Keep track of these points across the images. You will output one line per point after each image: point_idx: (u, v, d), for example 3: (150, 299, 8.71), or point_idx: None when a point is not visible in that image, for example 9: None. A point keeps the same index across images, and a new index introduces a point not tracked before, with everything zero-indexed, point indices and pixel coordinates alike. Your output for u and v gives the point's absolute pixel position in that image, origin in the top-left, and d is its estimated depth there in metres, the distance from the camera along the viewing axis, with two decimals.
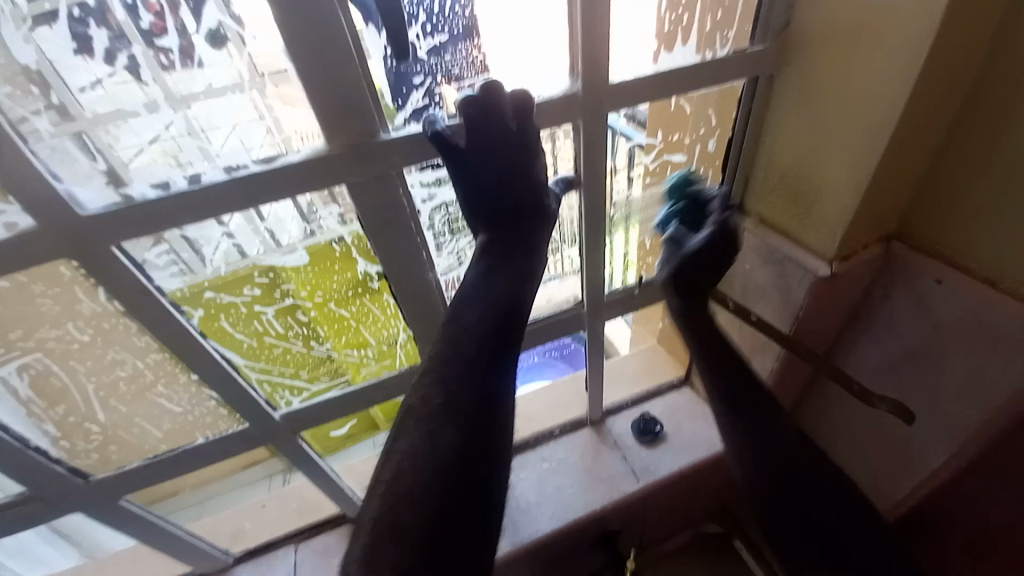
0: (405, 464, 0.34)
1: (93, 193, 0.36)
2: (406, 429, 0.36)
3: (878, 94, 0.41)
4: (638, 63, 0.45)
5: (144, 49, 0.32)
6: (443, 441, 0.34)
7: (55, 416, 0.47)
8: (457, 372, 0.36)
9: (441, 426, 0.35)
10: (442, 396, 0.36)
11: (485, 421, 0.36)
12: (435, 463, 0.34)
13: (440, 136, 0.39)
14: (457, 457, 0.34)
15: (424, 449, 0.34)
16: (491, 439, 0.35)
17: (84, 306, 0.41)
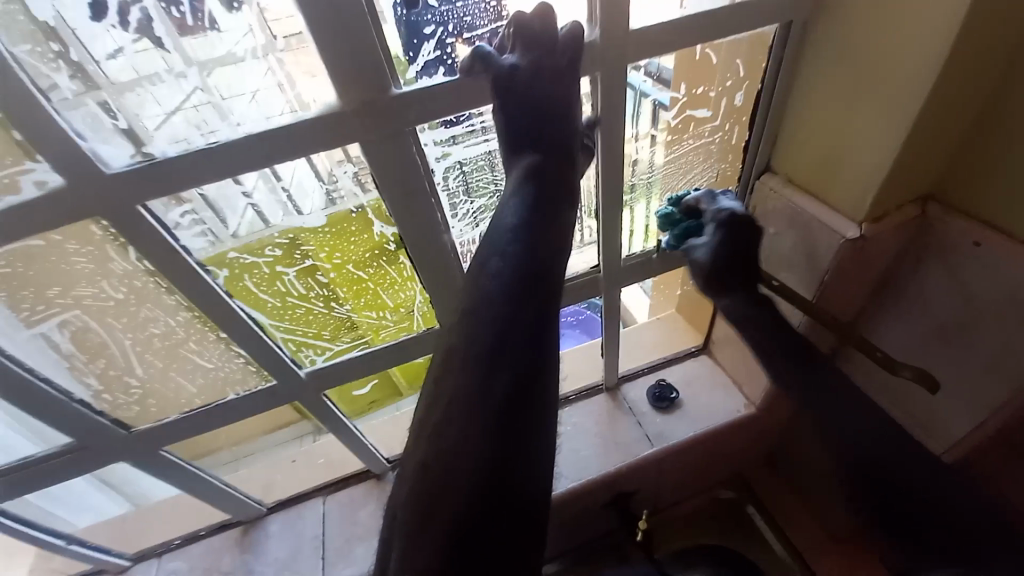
0: (450, 410, 0.32)
1: (116, 151, 0.36)
2: (449, 371, 0.33)
3: (923, 37, 0.38)
4: (663, 8, 0.42)
5: (159, 8, 0.33)
6: (495, 385, 0.32)
7: (96, 370, 0.50)
8: (491, 314, 0.33)
9: (489, 371, 0.32)
10: (485, 340, 0.33)
11: (535, 365, 0.33)
12: (487, 408, 0.31)
13: (484, 52, 0.38)
14: (508, 402, 0.31)
15: (473, 393, 0.32)
16: (542, 381, 0.33)
17: (116, 265, 0.43)
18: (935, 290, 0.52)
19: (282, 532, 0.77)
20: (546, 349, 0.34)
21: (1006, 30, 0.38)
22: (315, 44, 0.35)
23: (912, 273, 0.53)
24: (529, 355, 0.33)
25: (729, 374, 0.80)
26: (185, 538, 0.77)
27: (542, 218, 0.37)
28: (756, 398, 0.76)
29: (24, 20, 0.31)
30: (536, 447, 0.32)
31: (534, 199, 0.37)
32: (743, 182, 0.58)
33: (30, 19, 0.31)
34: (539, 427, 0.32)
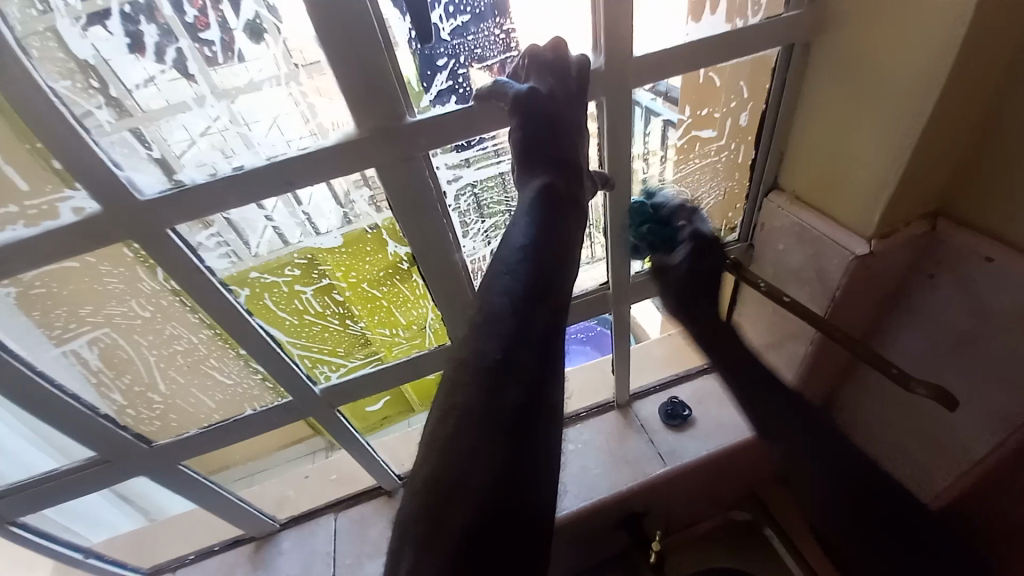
0: (462, 423, 0.32)
1: (147, 177, 0.38)
2: (460, 388, 0.33)
3: (926, 59, 0.38)
4: (666, 35, 0.44)
5: (187, 42, 0.35)
6: (504, 397, 0.32)
7: (122, 385, 0.52)
8: (500, 331, 0.34)
9: (498, 384, 0.32)
10: (498, 352, 0.33)
11: (541, 379, 0.34)
12: (495, 419, 0.32)
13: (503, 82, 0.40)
14: (516, 413, 0.32)
15: (481, 403, 0.32)
16: (547, 394, 0.34)
17: (145, 284, 0.45)
18: (948, 306, 0.51)
19: (294, 548, 0.78)
20: (551, 364, 0.35)
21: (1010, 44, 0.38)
22: (330, 68, 0.37)
23: (924, 289, 0.53)
24: (537, 368, 0.34)
25: None
26: (199, 553, 0.78)
27: (550, 234, 0.37)
28: None
29: (62, 56, 0.33)
30: (542, 456, 0.32)
31: (541, 215, 0.37)
32: (751, 201, 0.59)
33: (70, 56, 0.33)
34: (544, 437, 0.33)
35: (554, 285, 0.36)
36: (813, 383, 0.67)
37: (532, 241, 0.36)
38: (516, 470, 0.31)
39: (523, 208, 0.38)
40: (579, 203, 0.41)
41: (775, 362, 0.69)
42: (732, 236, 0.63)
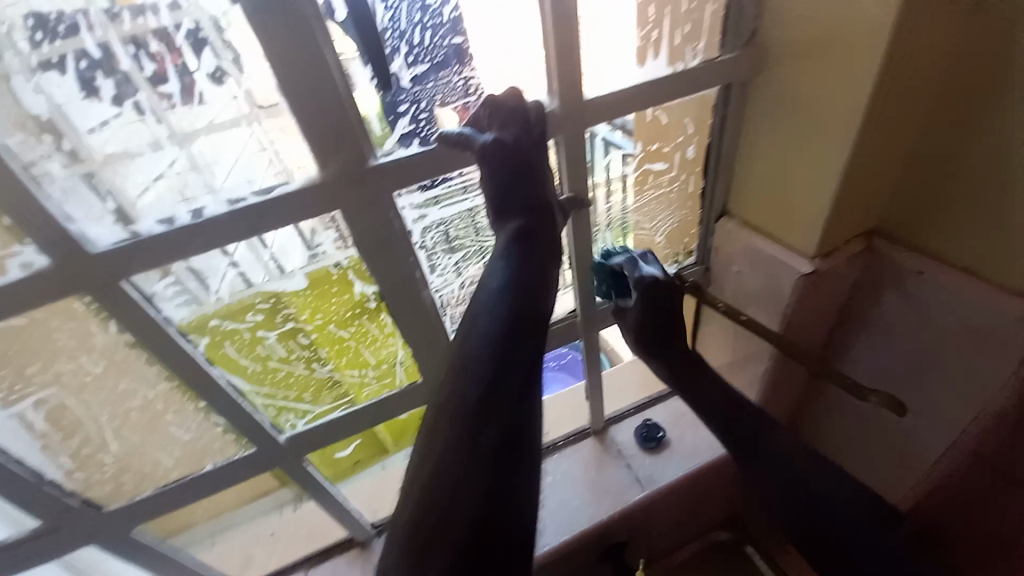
0: (442, 463, 0.32)
1: (103, 231, 0.37)
2: (438, 432, 0.34)
3: (847, 96, 0.42)
4: (613, 79, 0.47)
5: (148, 91, 0.35)
6: (483, 436, 0.32)
7: (69, 449, 0.49)
8: (482, 370, 0.34)
9: (478, 422, 0.33)
10: (477, 393, 0.34)
11: (523, 414, 0.34)
12: (475, 457, 0.32)
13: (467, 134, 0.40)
14: (496, 452, 0.32)
15: (461, 442, 0.32)
16: (528, 429, 0.34)
17: (97, 338, 0.43)
18: (896, 316, 0.55)
19: None
20: (529, 396, 0.35)
21: (925, 80, 0.42)
22: (292, 112, 0.37)
23: (868, 302, 0.57)
24: (517, 400, 0.34)
25: None
26: None
27: (524, 273, 0.39)
28: None
29: (15, 110, 0.32)
30: (524, 495, 0.32)
31: (518, 259, 0.39)
32: (704, 225, 0.62)
33: (21, 113, 0.32)
34: (524, 473, 0.33)
35: (537, 314, 0.38)
36: (778, 398, 0.69)
37: (508, 285, 0.38)
38: (500, 502, 0.31)
39: (496, 253, 0.41)
40: (553, 243, 0.43)
41: (740, 379, 0.71)
42: (690, 259, 0.67)
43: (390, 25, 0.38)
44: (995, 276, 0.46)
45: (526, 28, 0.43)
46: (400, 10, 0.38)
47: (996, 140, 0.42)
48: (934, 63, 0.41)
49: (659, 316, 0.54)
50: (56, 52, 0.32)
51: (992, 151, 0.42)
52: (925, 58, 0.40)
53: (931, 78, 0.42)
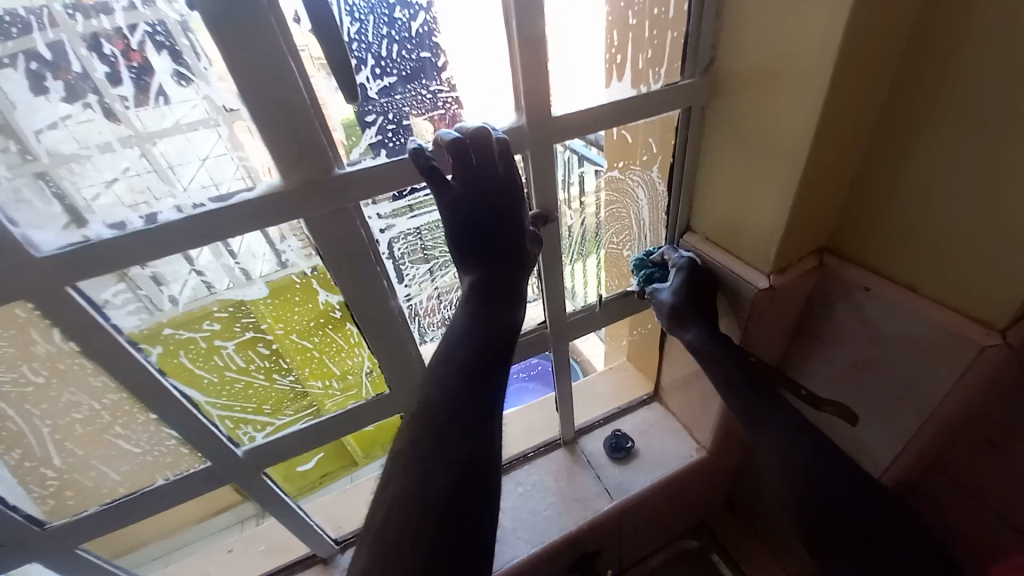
0: (393, 509, 0.35)
1: (49, 235, 0.36)
2: (395, 473, 0.37)
3: (795, 122, 0.44)
4: (579, 98, 0.49)
5: (107, 90, 0.34)
6: (434, 481, 0.36)
7: (7, 462, 0.46)
8: (446, 414, 0.38)
9: (432, 468, 0.36)
10: (432, 440, 0.38)
11: (475, 459, 0.37)
12: (426, 503, 0.35)
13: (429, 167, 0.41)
14: (446, 496, 0.35)
15: (414, 488, 0.36)
16: (478, 470, 0.37)
17: (39, 347, 0.41)
18: (848, 329, 0.57)
19: None
20: (485, 440, 0.39)
21: (865, 108, 0.45)
22: (253, 120, 0.36)
23: (823, 316, 0.59)
24: (481, 423, 0.39)
25: (679, 420, 0.83)
26: None
27: (484, 320, 0.44)
28: (706, 442, 0.78)
29: None
30: (473, 540, 0.35)
31: (478, 308, 0.44)
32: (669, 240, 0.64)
33: None
34: (474, 519, 0.35)
35: (497, 353, 0.43)
36: None
37: (468, 331, 0.43)
38: (461, 518, 0.35)
39: (462, 301, 0.46)
40: (523, 284, 0.48)
41: (705, 390, 0.73)
42: None
43: (357, 38, 0.38)
44: (932, 293, 0.49)
45: (494, 44, 0.43)
46: (367, 23, 0.38)
47: (930, 167, 0.44)
48: (873, 92, 0.44)
49: (693, 293, 0.57)
50: (8, 52, 0.31)
51: (924, 177, 0.45)
52: (866, 87, 0.43)
53: (870, 106, 0.45)
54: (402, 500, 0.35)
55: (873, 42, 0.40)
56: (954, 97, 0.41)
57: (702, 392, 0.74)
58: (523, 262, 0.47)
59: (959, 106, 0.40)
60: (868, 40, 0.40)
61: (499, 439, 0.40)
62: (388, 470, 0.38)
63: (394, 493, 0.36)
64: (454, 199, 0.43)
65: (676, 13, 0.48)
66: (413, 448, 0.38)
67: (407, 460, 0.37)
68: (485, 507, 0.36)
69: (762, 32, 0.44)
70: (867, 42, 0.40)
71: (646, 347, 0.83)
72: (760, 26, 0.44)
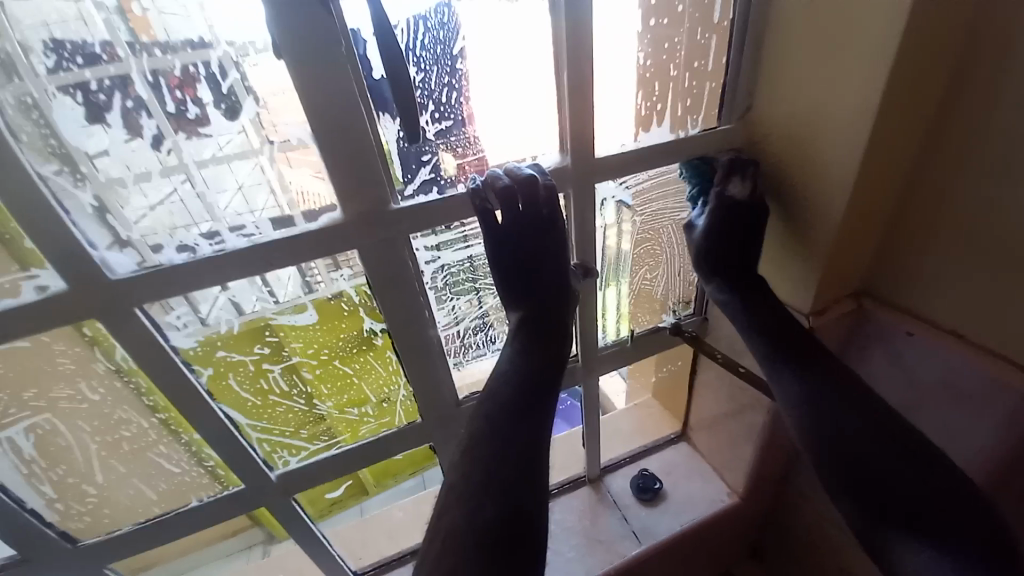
0: (447, 543, 0.36)
1: (123, 257, 0.38)
2: (448, 506, 0.38)
3: (832, 168, 0.46)
4: (619, 141, 0.51)
5: (164, 122, 0.36)
6: (483, 515, 0.36)
7: (53, 477, 0.47)
8: (492, 450, 0.39)
9: (482, 502, 0.37)
10: (481, 474, 0.38)
11: (522, 495, 0.38)
12: (476, 537, 0.36)
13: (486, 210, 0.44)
14: (496, 529, 0.36)
15: (464, 523, 0.36)
16: (527, 508, 0.37)
17: (99, 365, 0.43)
18: (889, 374, 0.56)
19: None
20: (532, 479, 0.39)
21: (902, 157, 0.46)
22: (320, 151, 0.39)
23: (862, 358, 0.58)
24: (528, 453, 0.40)
25: (708, 462, 0.81)
26: None
27: (531, 358, 0.46)
28: (738, 486, 0.76)
29: (49, 140, 0.34)
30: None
31: (525, 342, 0.46)
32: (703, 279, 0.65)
33: (63, 138, 0.34)
34: (528, 556, 0.36)
35: (543, 392, 0.44)
36: (773, 453, 0.69)
37: (513, 366, 0.45)
38: (513, 552, 0.35)
39: (507, 340, 0.48)
40: (570, 320, 0.50)
41: (736, 431, 0.71)
42: (688, 309, 0.69)
43: (421, 85, 0.41)
44: (984, 338, 0.47)
45: (542, 90, 0.46)
46: (430, 73, 0.41)
47: (967, 216, 0.45)
48: (909, 143, 0.45)
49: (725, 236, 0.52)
50: (106, 85, 0.34)
51: (960, 226, 0.45)
52: (904, 134, 0.44)
53: (907, 155, 0.46)
54: (456, 532, 0.36)
55: (910, 97, 0.41)
56: (990, 153, 0.41)
57: (733, 432, 0.73)
58: (568, 298, 0.49)
59: (993, 162, 0.41)
60: (906, 94, 0.41)
61: (548, 472, 0.40)
62: (441, 503, 0.39)
63: (447, 525, 0.37)
64: (506, 238, 0.45)
65: (714, 66, 0.51)
66: (466, 481, 0.39)
67: (459, 492, 0.38)
68: (536, 541, 0.37)
69: (801, 85, 0.46)
70: (904, 98, 0.41)
71: (676, 383, 0.81)
72: (799, 79, 0.46)
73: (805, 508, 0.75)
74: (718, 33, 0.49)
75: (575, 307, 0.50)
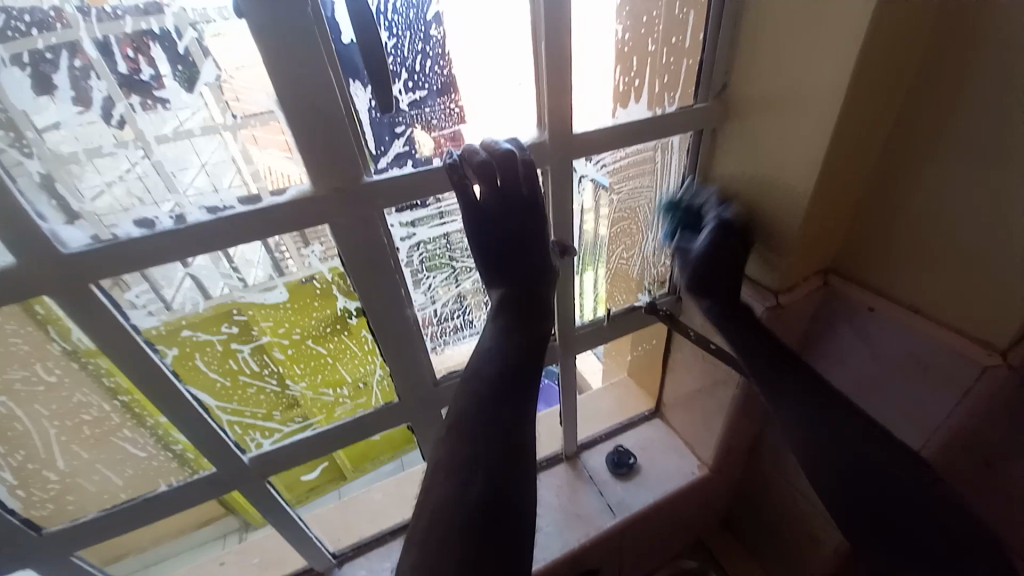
0: (437, 516, 0.36)
1: (75, 231, 0.36)
2: (436, 480, 0.38)
3: (803, 151, 0.47)
4: (598, 117, 0.51)
5: (115, 87, 0.33)
6: (473, 490, 0.37)
7: (10, 464, 0.45)
8: (481, 426, 0.40)
9: (470, 476, 0.37)
10: (469, 449, 0.39)
11: (511, 469, 0.38)
12: (466, 511, 0.36)
13: (464, 187, 0.43)
14: (486, 502, 0.36)
15: (455, 497, 0.37)
16: (516, 482, 0.38)
17: (55, 346, 0.41)
18: (850, 348, 0.58)
19: None
20: (519, 454, 0.40)
21: (872, 139, 0.47)
22: (287, 123, 0.37)
23: (828, 333, 0.60)
24: (514, 429, 0.40)
25: (681, 437, 0.83)
26: None
27: (510, 335, 0.45)
28: (709, 459, 0.78)
29: None
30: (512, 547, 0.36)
31: (505, 322, 0.46)
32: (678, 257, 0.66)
33: (6, 108, 0.31)
34: (517, 527, 0.37)
35: (525, 368, 0.44)
36: (742, 426, 0.72)
37: (496, 344, 0.45)
38: (502, 523, 0.36)
39: (487, 319, 0.48)
40: (551, 299, 0.49)
41: (708, 406, 0.74)
42: (663, 289, 0.70)
43: (393, 52, 0.40)
44: (938, 315, 0.50)
45: (519, 63, 0.45)
46: (403, 39, 0.40)
47: (933, 197, 0.46)
48: (879, 126, 0.47)
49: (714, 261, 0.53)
50: (51, 47, 0.31)
51: (922, 207, 0.48)
52: (873, 118, 0.45)
53: (876, 139, 0.48)
54: (446, 506, 0.36)
55: (880, 80, 0.42)
56: (957, 135, 0.43)
57: (704, 407, 0.75)
58: (547, 277, 0.49)
59: (959, 143, 0.43)
60: (879, 76, 0.42)
61: (528, 446, 0.41)
62: (428, 479, 0.39)
63: (435, 499, 0.37)
64: (483, 217, 0.45)
65: (692, 43, 0.50)
66: (453, 456, 0.39)
67: (446, 467, 0.38)
68: (524, 514, 0.38)
69: (777, 65, 0.46)
70: (874, 81, 0.42)
71: (651, 362, 0.83)
72: (774, 60, 0.46)
73: (771, 477, 0.78)
74: (697, 9, 0.49)
75: (555, 287, 0.50)
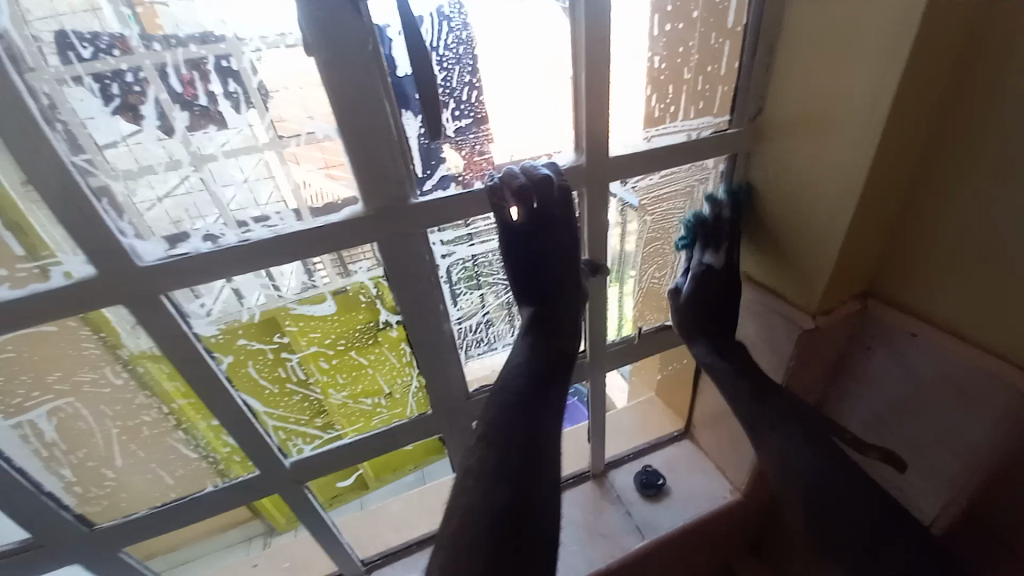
0: (462, 523, 0.37)
1: (149, 245, 0.39)
2: (464, 488, 0.39)
3: (840, 174, 0.47)
4: (631, 140, 0.52)
5: (171, 114, 0.36)
6: (498, 500, 0.37)
7: (74, 460, 0.48)
8: (506, 437, 0.41)
9: (495, 485, 0.38)
10: (496, 459, 0.40)
11: (534, 481, 0.39)
12: (490, 518, 0.37)
13: (502, 210, 0.45)
14: (509, 512, 0.37)
15: (480, 504, 0.37)
16: (539, 494, 0.39)
17: (123, 351, 0.44)
18: (888, 373, 0.57)
19: None
20: (540, 467, 0.40)
21: (909, 163, 0.47)
22: (344, 148, 0.40)
23: (864, 357, 0.59)
24: (538, 442, 0.41)
25: (711, 458, 0.82)
26: None
27: (545, 351, 0.47)
28: (740, 482, 0.77)
29: (83, 133, 0.35)
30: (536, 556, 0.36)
31: (538, 338, 0.48)
32: None
33: (81, 130, 0.34)
34: (539, 538, 0.37)
35: (552, 384, 0.45)
36: None
37: (527, 359, 0.46)
38: (526, 533, 0.37)
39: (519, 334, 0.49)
40: (580, 312, 0.51)
41: (739, 428, 0.73)
42: None
43: (443, 84, 0.42)
44: (986, 339, 0.48)
45: (559, 91, 0.47)
46: (452, 72, 0.42)
47: (974, 219, 0.45)
48: (915, 150, 0.46)
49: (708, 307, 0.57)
50: (140, 78, 0.35)
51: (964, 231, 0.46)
52: (908, 142, 0.45)
53: (912, 163, 0.47)
54: (471, 512, 0.37)
55: (914, 106, 0.43)
56: (997, 153, 0.42)
57: (735, 429, 0.74)
58: (578, 294, 0.50)
59: (996, 168, 0.42)
60: (914, 100, 0.42)
61: (554, 459, 0.41)
62: (456, 487, 0.40)
63: (463, 506, 0.38)
64: (519, 236, 0.47)
65: (727, 69, 0.52)
66: (481, 465, 0.40)
67: (475, 475, 0.39)
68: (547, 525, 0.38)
69: (809, 85, 0.47)
70: (908, 107, 0.42)
71: (679, 382, 0.82)
72: (806, 80, 0.47)
73: None
74: (733, 38, 0.50)
75: (584, 305, 0.51)
